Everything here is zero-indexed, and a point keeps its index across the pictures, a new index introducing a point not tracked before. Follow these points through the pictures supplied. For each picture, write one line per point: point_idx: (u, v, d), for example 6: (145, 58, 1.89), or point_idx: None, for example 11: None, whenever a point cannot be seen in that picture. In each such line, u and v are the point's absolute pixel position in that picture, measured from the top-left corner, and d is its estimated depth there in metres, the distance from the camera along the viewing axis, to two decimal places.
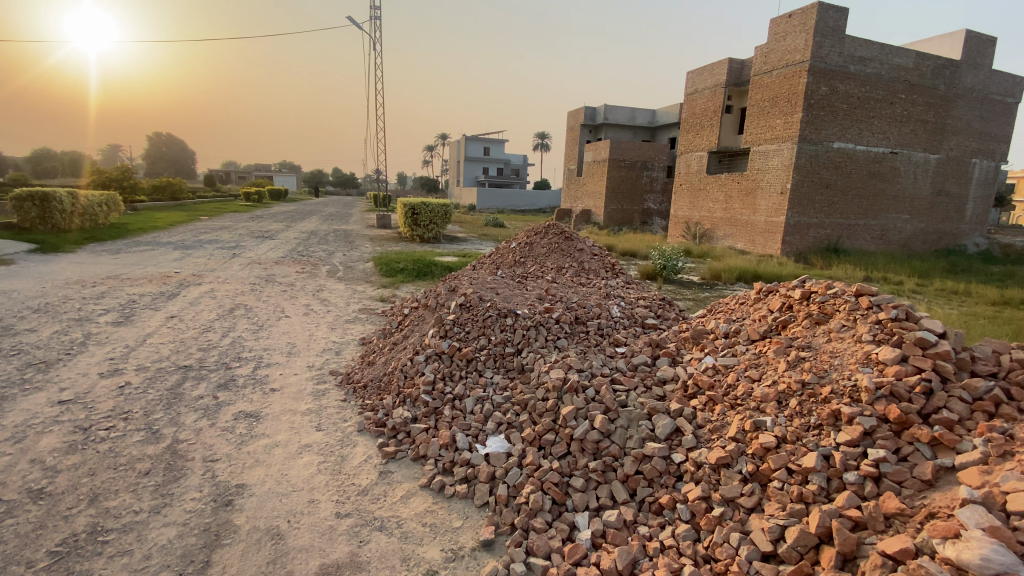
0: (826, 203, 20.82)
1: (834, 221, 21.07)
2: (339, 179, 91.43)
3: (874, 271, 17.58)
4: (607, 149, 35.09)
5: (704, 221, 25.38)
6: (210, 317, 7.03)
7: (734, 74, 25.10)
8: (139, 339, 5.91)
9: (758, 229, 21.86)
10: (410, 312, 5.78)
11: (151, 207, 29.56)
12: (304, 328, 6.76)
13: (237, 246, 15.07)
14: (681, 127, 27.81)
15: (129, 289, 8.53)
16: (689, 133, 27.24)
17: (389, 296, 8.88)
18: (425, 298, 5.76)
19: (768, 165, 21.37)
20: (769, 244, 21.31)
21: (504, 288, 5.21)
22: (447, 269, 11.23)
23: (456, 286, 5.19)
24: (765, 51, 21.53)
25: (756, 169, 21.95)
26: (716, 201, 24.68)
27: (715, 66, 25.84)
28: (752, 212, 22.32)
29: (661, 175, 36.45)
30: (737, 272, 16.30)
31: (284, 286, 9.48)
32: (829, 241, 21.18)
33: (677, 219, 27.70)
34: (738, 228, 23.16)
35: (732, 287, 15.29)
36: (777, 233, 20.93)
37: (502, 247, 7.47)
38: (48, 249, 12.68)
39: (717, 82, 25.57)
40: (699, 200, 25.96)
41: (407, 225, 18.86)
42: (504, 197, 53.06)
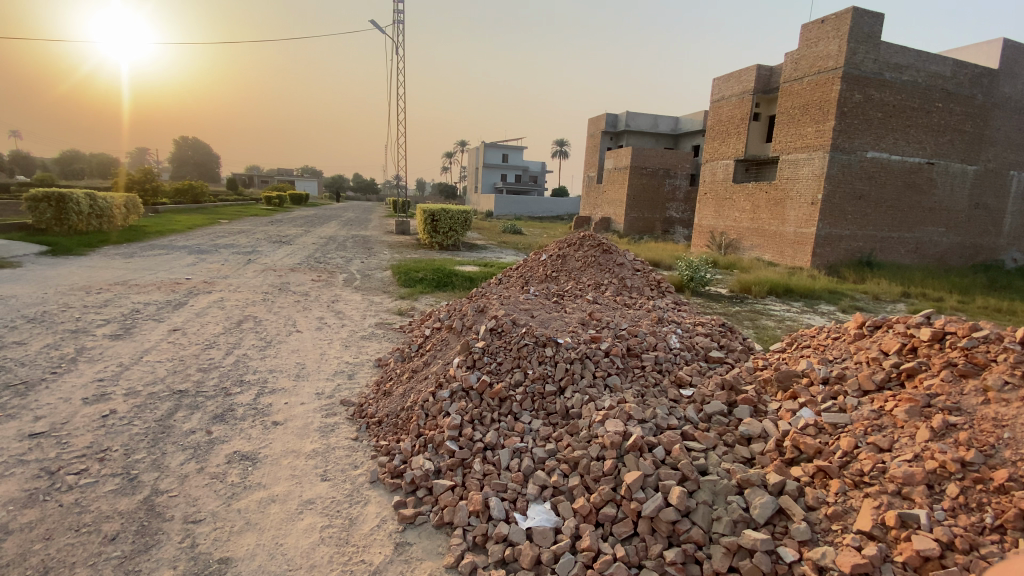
0: (858, 214, 19.74)
1: (866, 234, 19.97)
2: (360, 184, 92.23)
3: (910, 286, 16.58)
4: (629, 157, 34.32)
5: (729, 231, 24.39)
6: (215, 331, 6.51)
7: (763, 80, 24.07)
8: (134, 357, 5.39)
9: (787, 241, 20.85)
10: (430, 332, 5.14)
11: (173, 210, 29.74)
12: (314, 345, 6.18)
13: (254, 252, 14.73)
14: (707, 135, 26.92)
15: (135, 297, 8.11)
16: (715, 140, 26.31)
17: (407, 309, 8.29)
18: (447, 318, 5.11)
19: (797, 174, 20.35)
20: (799, 256, 20.31)
21: (540, 308, 4.51)
22: (467, 279, 10.60)
23: (483, 307, 4.52)
24: (795, 58, 20.62)
25: (784, 178, 20.94)
26: (741, 210, 23.68)
27: (742, 73, 24.89)
28: (781, 222, 21.30)
29: (683, 184, 35.49)
30: (768, 285, 15.39)
31: (298, 296, 8.98)
32: (861, 253, 20.07)
33: (701, 228, 26.74)
34: (764, 239, 22.16)
35: (763, 301, 14.39)
36: (806, 245, 19.91)
37: (533, 260, 6.80)
38: (61, 251, 12.45)
39: (745, 89, 24.66)
40: (723, 210, 24.95)
41: (426, 232, 18.37)
42: (522, 203, 52.56)
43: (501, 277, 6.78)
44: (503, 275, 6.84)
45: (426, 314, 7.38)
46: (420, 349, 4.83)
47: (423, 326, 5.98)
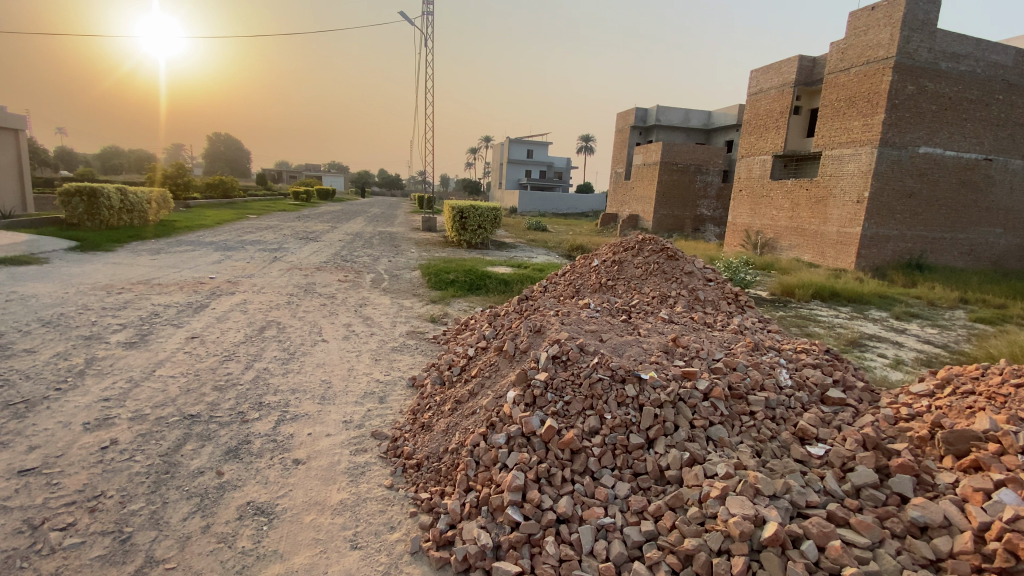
0: (907, 214, 18.28)
1: (916, 234, 18.50)
2: (385, 180, 92.66)
3: (966, 290, 15.25)
4: (660, 152, 33.07)
5: (766, 230, 23.10)
6: (236, 339, 5.97)
7: (805, 72, 22.67)
8: (146, 371, 4.85)
9: (829, 241, 19.53)
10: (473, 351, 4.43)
11: (203, 205, 29.91)
12: (338, 358, 5.56)
13: (281, 249, 14.38)
14: (743, 129, 25.58)
15: (157, 298, 7.69)
16: (752, 135, 24.97)
17: (439, 316, 7.64)
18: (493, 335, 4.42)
19: (843, 170, 18.98)
20: (841, 257, 19.00)
21: (607, 327, 3.74)
22: (502, 282, 9.91)
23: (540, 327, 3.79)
24: (842, 47, 19.24)
25: (827, 175, 19.60)
26: (780, 208, 22.33)
27: (783, 64, 23.48)
28: (822, 221, 19.95)
29: (716, 180, 34.08)
30: (813, 288, 14.16)
31: (324, 299, 8.43)
32: (909, 255, 18.60)
33: (735, 226, 25.44)
34: (804, 239, 20.85)
35: (808, 306, 13.27)
36: (852, 245, 18.55)
37: (582, 267, 6.05)
38: (88, 247, 12.27)
39: (785, 81, 23.28)
40: (760, 208, 23.64)
41: (454, 229, 17.75)
42: (546, 199, 51.65)
43: (546, 285, 6.05)
44: (548, 283, 6.11)
45: (464, 324, 6.71)
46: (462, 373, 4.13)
47: (464, 342, 5.30)
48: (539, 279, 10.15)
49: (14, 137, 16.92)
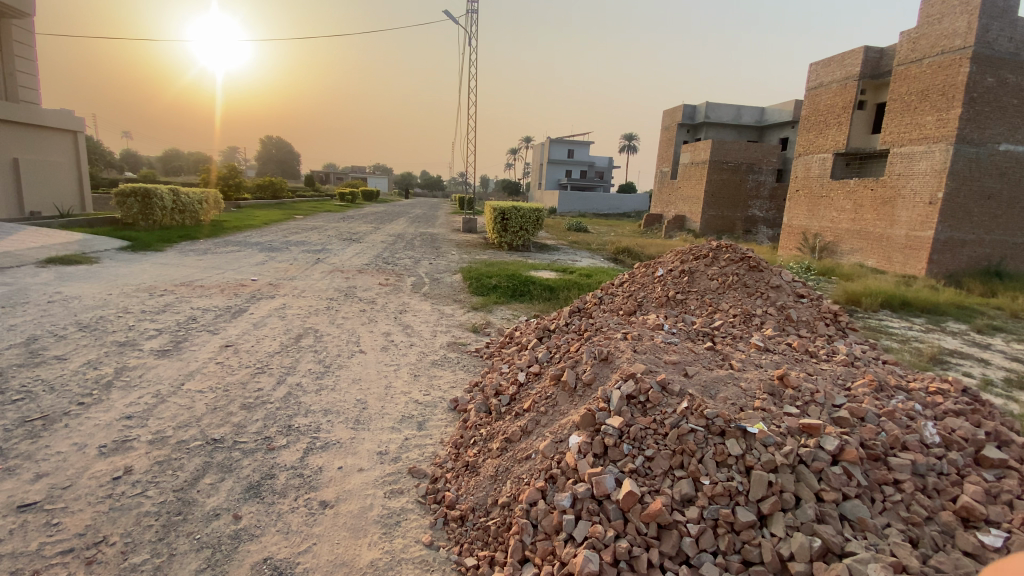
0: (986, 217, 16.46)
1: (996, 238, 16.65)
2: (428, 180, 93.71)
3: None
4: (708, 151, 31.61)
5: (825, 233, 21.38)
6: (270, 349, 5.64)
7: (870, 64, 20.97)
8: (174, 384, 4.55)
9: (897, 245, 17.78)
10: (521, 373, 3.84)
11: (253, 205, 30.83)
12: (374, 373, 5.09)
13: (323, 250, 14.33)
14: (801, 126, 23.90)
15: (196, 301, 7.58)
16: (811, 131, 23.25)
17: (481, 326, 7.12)
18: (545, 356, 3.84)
19: (914, 169, 17.18)
20: (909, 263, 17.24)
21: (691, 356, 3.11)
22: (547, 288, 9.28)
23: (607, 351, 3.17)
24: (913, 37, 17.60)
25: (895, 175, 17.87)
26: (841, 209, 20.55)
27: (846, 56, 21.82)
28: (889, 224, 18.20)
29: (769, 180, 32.25)
30: (881, 297, 12.74)
31: (364, 304, 8.09)
32: (988, 262, 16.75)
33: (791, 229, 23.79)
34: (867, 242, 19.16)
35: (877, 316, 11.90)
36: (922, 250, 16.75)
37: (642, 275, 5.38)
38: (139, 246, 12.57)
39: (848, 74, 21.62)
40: (819, 209, 21.97)
41: (495, 231, 17.27)
42: (587, 200, 50.64)
43: (602, 296, 5.42)
44: (604, 293, 5.48)
45: (509, 336, 6.14)
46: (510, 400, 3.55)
47: (511, 361, 4.73)
48: (588, 285, 9.45)
49: (72, 138, 17.77)
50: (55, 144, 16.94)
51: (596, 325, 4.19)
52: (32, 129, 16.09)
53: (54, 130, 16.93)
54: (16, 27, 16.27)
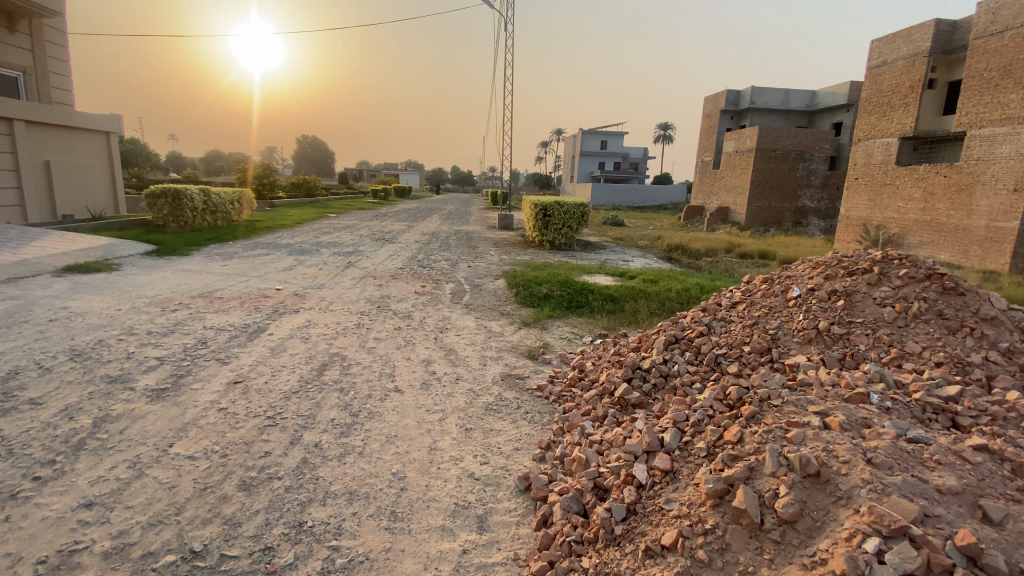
0: None
1: None
2: (458, 176, 92.94)
3: None
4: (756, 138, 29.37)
5: (890, 225, 19.00)
6: (289, 387, 4.56)
7: (942, 38, 18.27)
8: (160, 448, 3.49)
9: (974, 238, 15.75)
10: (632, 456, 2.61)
11: (287, 204, 30.54)
12: (411, 427, 3.88)
13: (355, 252, 13.37)
14: (859, 109, 21.07)
15: (211, 318, 6.61)
16: (871, 114, 20.53)
17: (538, 349, 5.86)
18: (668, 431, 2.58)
19: (995, 153, 15.10)
20: (991, 258, 15.25)
21: (972, 473, 1.94)
22: (608, 296, 7.96)
23: (815, 457, 1.97)
24: (993, 7, 15.42)
25: (972, 159, 15.72)
26: (908, 199, 18.28)
27: (915, 28, 19.02)
28: (964, 215, 16.16)
29: (823, 168, 29.78)
30: None
31: (399, 320, 6.97)
32: None
33: (848, 221, 21.23)
34: (940, 235, 16.99)
35: None
36: (1007, 242, 14.74)
37: (765, 296, 4.12)
38: (165, 250, 11.94)
39: (916, 50, 18.85)
40: (882, 198, 19.47)
41: (535, 228, 15.87)
42: (622, 192, 48.57)
43: (707, 324, 4.17)
44: (709, 319, 4.24)
45: (578, 368, 4.91)
46: (629, 514, 2.29)
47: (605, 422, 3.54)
48: (656, 292, 8.10)
49: (105, 139, 17.41)
50: (86, 146, 16.59)
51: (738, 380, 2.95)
52: (64, 130, 15.73)
53: (86, 132, 16.57)
54: (49, 27, 15.92)
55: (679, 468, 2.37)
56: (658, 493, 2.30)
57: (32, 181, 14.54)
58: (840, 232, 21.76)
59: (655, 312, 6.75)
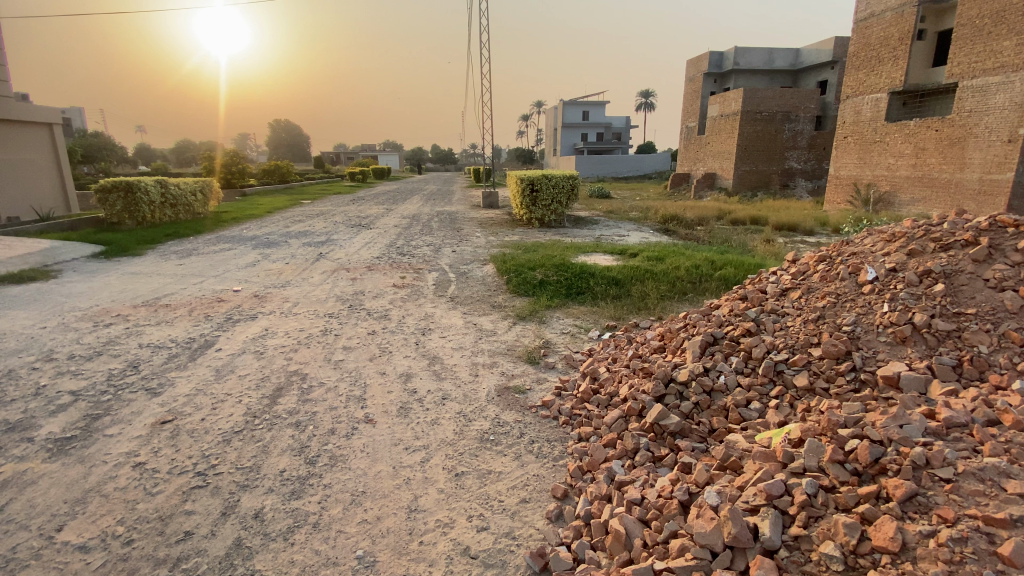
0: None
1: None
2: (437, 154, 90.28)
3: None
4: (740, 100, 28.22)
5: (881, 182, 18.07)
6: (233, 424, 3.62)
7: None
8: (43, 536, 2.54)
9: (968, 192, 15.11)
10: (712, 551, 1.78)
11: (259, 192, 28.98)
12: (384, 478, 2.99)
13: (327, 241, 12.27)
14: (846, 66, 19.66)
15: (151, 333, 5.59)
16: (860, 69, 19.15)
17: (538, 351, 4.97)
18: (765, 515, 1.78)
19: (989, 105, 14.35)
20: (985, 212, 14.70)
21: None
22: (611, 279, 7.06)
23: None
24: None
25: (964, 111, 14.97)
26: (898, 155, 17.43)
27: None
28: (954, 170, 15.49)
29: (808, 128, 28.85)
30: None
31: (373, 322, 6.01)
32: None
33: (838, 180, 20.13)
34: (931, 191, 16.28)
35: None
36: (1000, 195, 14.18)
37: (826, 280, 3.27)
38: (115, 251, 10.75)
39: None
40: (872, 156, 18.49)
41: (523, 205, 14.79)
42: (606, 163, 47.31)
43: (754, 318, 3.31)
44: (755, 311, 3.37)
45: (591, 376, 4.05)
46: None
47: (640, 462, 2.72)
48: (664, 270, 7.25)
49: (48, 132, 15.82)
50: (27, 141, 15.00)
51: (846, 416, 2.16)
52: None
53: (24, 124, 14.93)
54: None
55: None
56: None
57: None
58: (830, 192, 20.60)
59: (665, 306, 5.90)
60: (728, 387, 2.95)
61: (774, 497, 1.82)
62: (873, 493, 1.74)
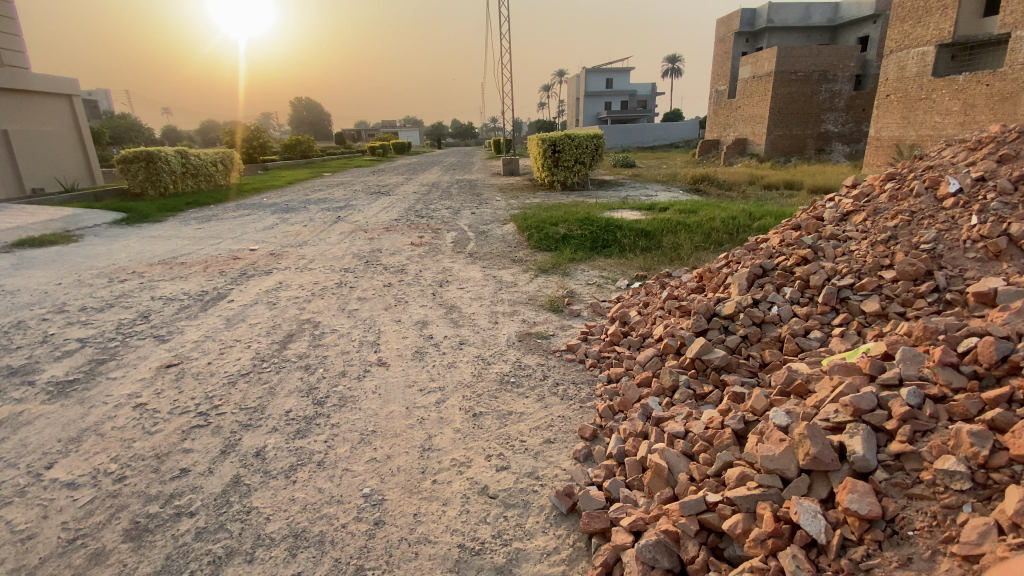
0: None
1: None
2: (458, 128, 89.10)
3: None
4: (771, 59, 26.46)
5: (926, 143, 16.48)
6: (240, 368, 3.43)
7: None
8: (33, 473, 2.38)
9: None
10: (784, 478, 1.54)
11: (281, 167, 28.99)
12: (397, 418, 2.75)
13: (345, 206, 12.07)
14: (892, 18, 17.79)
15: (164, 287, 5.47)
16: (908, 22, 17.22)
17: (561, 300, 4.65)
18: (854, 434, 1.50)
19: None
20: None
21: None
22: (640, 232, 6.64)
23: None
24: None
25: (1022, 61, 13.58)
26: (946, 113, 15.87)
27: None
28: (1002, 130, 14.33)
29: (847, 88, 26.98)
30: None
31: (390, 275, 5.78)
32: None
33: (879, 141, 18.44)
34: None
35: None
36: None
37: (897, 199, 2.85)
38: (136, 217, 10.78)
39: None
40: (917, 115, 16.75)
41: (544, 167, 14.26)
42: (630, 132, 45.77)
43: (811, 246, 2.91)
44: (811, 237, 2.97)
45: (620, 321, 3.71)
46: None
47: (680, 401, 2.41)
48: (698, 222, 6.79)
49: (68, 103, 15.99)
50: (48, 112, 15.20)
51: (941, 330, 1.85)
52: (18, 96, 14.25)
53: (44, 95, 15.08)
54: None
55: (907, 516, 1.34)
56: (865, 569, 1.27)
57: None
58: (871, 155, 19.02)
59: (701, 256, 5.48)
60: (782, 318, 2.59)
61: (865, 410, 1.56)
62: (1003, 397, 1.47)
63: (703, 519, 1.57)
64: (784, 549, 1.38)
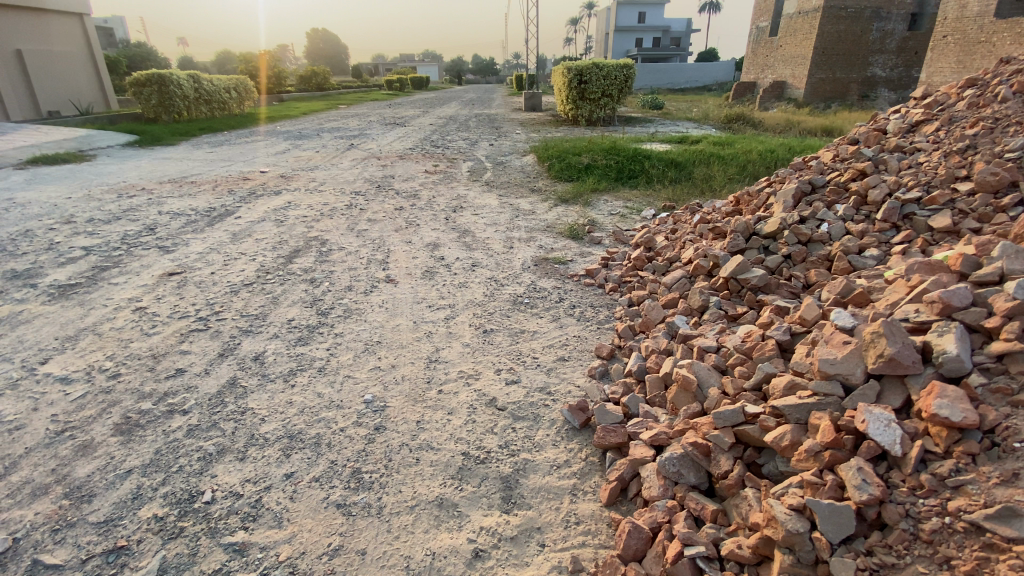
0: None
1: None
2: (479, 65, 85.10)
3: None
4: None
5: None
6: (241, 280, 3.28)
7: None
8: (27, 367, 2.30)
9: None
10: (847, 386, 1.39)
11: (297, 98, 28.16)
12: (403, 331, 2.60)
13: (359, 136, 11.62)
14: None
15: (171, 203, 5.31)
16: None
17: (582, 227, 4.37)
18: (945, 333, 1.34)
19: None
20: None
21: None
22: (670, 162, 6.22)
23: None
24: None
25: None
26: None
27: None
28: None
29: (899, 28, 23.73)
30: None
31: (401, 200, 5.51)
32: None
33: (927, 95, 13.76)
34: None
35: None
36: None
37: (977, 106, 2.46)
38: (149, 140, 10.55)
39: None
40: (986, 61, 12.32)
41: (569, 99, 13.49)
42: (661, 72, 43.06)
43: (872, 158, 2.56)
44: (872, 149, 2.61)
45: (645, 247, 3.42)
46: (860, 533, 1.16)
47: (710, 321, 2.20)
48: (733, 154, 6.32)
49: (80, 22, 15.46)
50: (62, 31, 14.76)
51: None
52: (34, 14, 13.90)
53: (56, 12, 14.59)
54: None
55: (1014, 425, 1.15)
56: (952, 485, 1.11)
57: (5, 72, 12.89)
58: None
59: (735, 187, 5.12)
60: (830, 237, 2.31)
61: (956, 307, 1.39)
62: None
63: (739, 432, 1.46)
64: (846, 463, 1.23)
